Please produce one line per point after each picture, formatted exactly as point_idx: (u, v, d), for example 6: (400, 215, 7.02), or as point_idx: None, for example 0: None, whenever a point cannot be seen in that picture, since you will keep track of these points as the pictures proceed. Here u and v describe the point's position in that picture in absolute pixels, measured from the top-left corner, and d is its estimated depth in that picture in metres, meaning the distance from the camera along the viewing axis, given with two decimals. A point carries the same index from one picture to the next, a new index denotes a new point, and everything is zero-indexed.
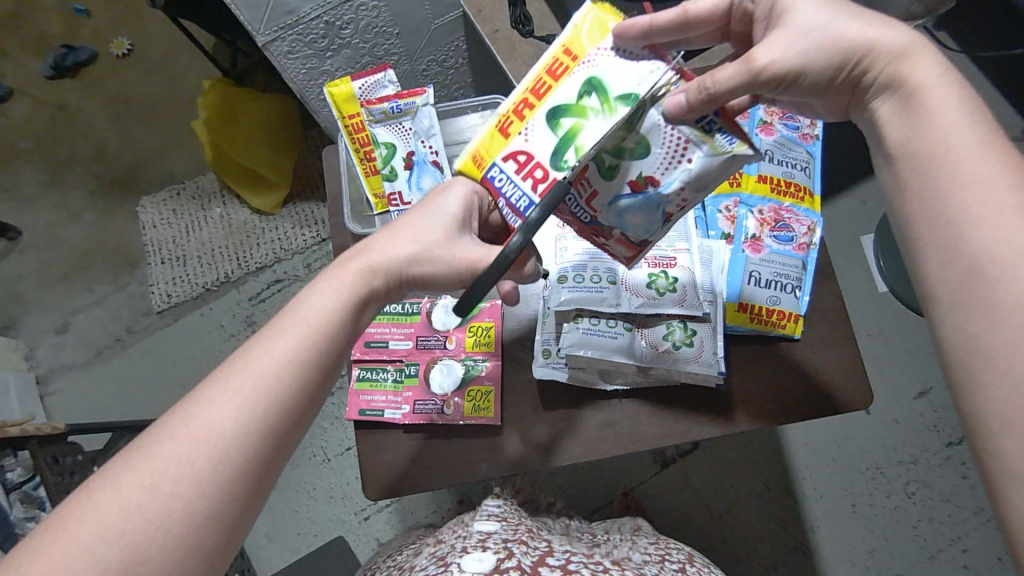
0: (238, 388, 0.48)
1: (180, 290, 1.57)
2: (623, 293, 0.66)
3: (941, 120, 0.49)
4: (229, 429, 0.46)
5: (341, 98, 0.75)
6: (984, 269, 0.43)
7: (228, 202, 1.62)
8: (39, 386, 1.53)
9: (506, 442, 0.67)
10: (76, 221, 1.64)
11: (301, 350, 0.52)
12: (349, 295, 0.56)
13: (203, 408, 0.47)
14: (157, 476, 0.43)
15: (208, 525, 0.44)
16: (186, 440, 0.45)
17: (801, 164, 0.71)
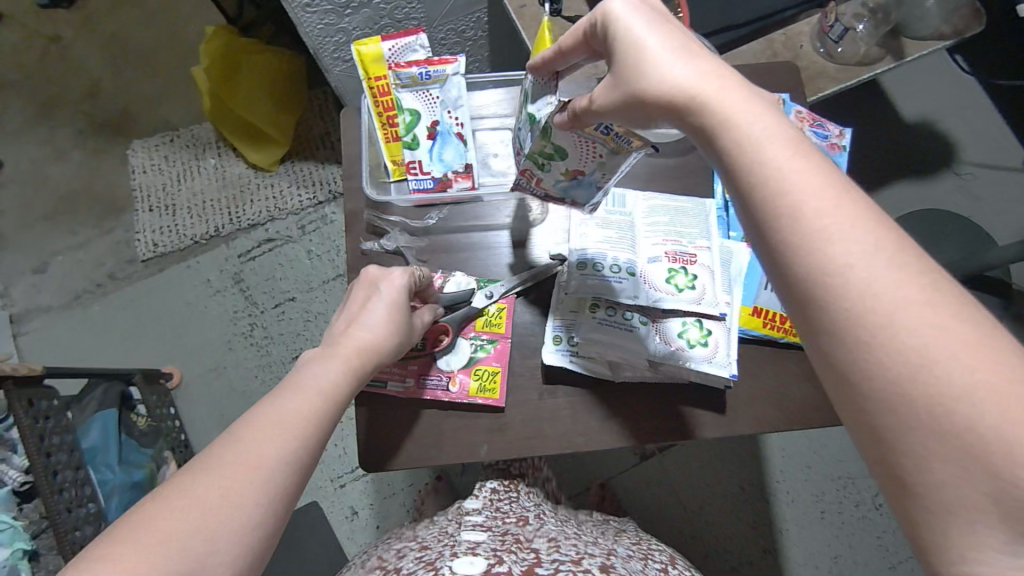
0: (277, 421, 0.48)
1: (167, 239, 1.53)
2: (642, 285, 0.64)
3: (788, 167, 0.42)
4: (275, 459, 0.46)
5: (369, 59, 0.72)
6: (863, 328, 0.38)
7: (223, 154, 1.57)
8: (13, 326, 1.48)
9: (508, 425, 0.66)
10: (63, 159, 1.58)
11: (320, 396, 0.52)
12: (349, 361, 0.55)
13: (243, 441, 0.47)
14: (214, 495, 0.43)
15: (260, 540, 0.44)
16: (237, 466, 0.45)
17: None
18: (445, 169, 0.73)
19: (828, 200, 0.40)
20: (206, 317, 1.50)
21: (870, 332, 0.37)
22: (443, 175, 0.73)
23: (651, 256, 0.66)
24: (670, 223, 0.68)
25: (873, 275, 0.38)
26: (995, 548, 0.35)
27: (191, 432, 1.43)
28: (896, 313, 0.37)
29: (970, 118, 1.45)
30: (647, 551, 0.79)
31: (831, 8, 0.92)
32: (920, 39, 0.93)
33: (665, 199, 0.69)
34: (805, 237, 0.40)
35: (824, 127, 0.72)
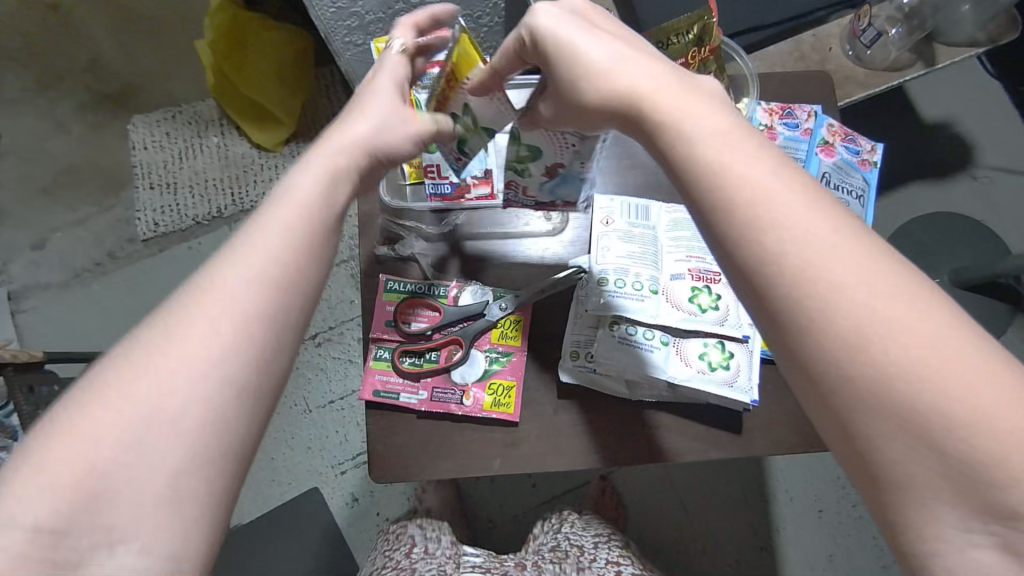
0: (234, 250, 0.45)
1: (169, 219, 1.50)
2: (663, 305, 0.63)
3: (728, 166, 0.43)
4: (233, 288, 0.44)
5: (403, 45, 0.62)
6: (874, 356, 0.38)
7: (226, 132, 1.53)
8: (11, 303, 1.46)
9: (522, 439, 0.65)
10: (61, 133, 1.53)
11: (292, 207, 0.48)
12: (337, 167, 0.51)
13: (199, 280, 0.44)
14: (170, 342, 0.42)
15: (227, 366, 0.42)
16: (192, 305, 0.43)
17: (857, 192, 0.68)
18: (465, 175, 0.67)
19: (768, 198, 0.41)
20: None
21: (819, 326, 0.39)
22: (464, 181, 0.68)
23: (673, 273, 0.65)
24: (695, 238, 0.66)
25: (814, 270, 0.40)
26: (951, 524, 0.37)
27: None
28: (835, 305, 0.39)
29: (991, 121, 1.42)
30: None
31: (865, 10, 0.89)
32: (953, 45, 0.90)
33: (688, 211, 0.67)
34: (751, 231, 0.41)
35: (857, 142, 0.69)
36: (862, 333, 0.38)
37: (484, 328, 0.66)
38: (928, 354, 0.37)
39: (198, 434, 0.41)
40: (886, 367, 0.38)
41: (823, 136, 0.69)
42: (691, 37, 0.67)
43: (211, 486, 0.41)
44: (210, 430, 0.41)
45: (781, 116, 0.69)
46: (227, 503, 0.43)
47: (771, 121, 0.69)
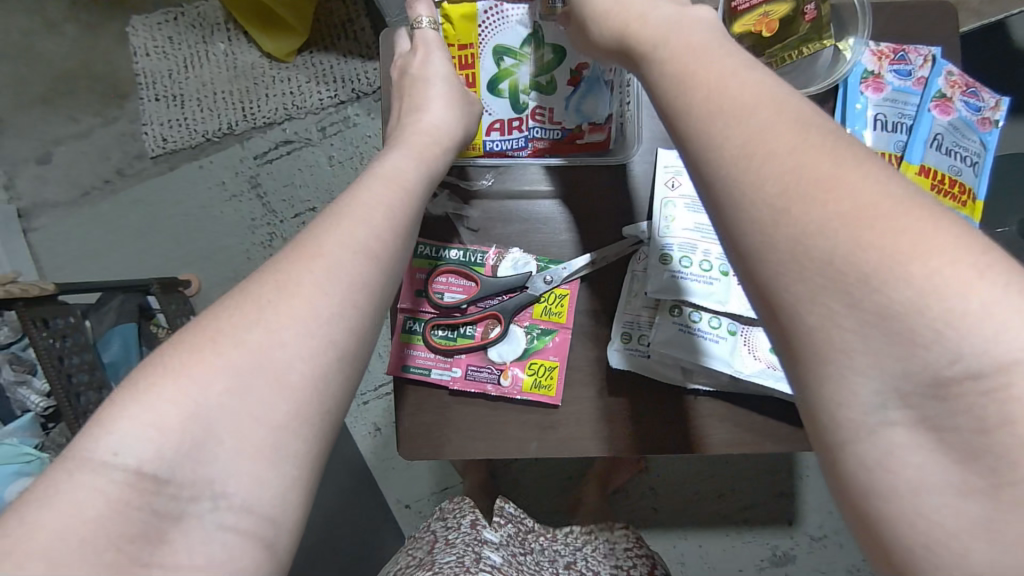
0: (340, 209, 0.41)
1: (176, 134, 1.40)
2: (735, 288, 0.56)
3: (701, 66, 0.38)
4: (344, 246, 0.39)
5: (459, 20, 0.57)
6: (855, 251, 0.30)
7: (234, 39, 1.39)
8: (20, 221, 1.41)
9: (562, 423, 0.59)
10: (55, 34, 1.41)
11: (388, 181, 0.45)
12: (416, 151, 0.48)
13: (303, 236, 0.40)
14: (282, 291, 0.37)
15: (337, 327, 0.37)
16: (300, 258, 0.38)
17: (971, 157, 0.57)
18: (581, 121, 0.59)
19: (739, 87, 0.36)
20: (220, 222, 1.41)
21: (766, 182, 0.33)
22: (576, 128, 0.59)
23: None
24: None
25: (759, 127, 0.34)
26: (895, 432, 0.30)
27: None
28: (775, 156, 0.33)
29: None
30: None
31: None
32: None
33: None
34: (707, 110, 0.36)
35: (978, 96, 0.58)
36: (791, 177, 0.32)
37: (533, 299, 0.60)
38: (866, 204, 0.31)
39: (304, 392, 0.35)
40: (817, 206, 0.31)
41: (939, 88, 0.58)
42: None
43: (308, 448, 0.35)
44: (316, 390, 0.36)
45: (892, 60, 0.58)
46: (318, 472, 0.37)
47: (879, 68, 0.58)
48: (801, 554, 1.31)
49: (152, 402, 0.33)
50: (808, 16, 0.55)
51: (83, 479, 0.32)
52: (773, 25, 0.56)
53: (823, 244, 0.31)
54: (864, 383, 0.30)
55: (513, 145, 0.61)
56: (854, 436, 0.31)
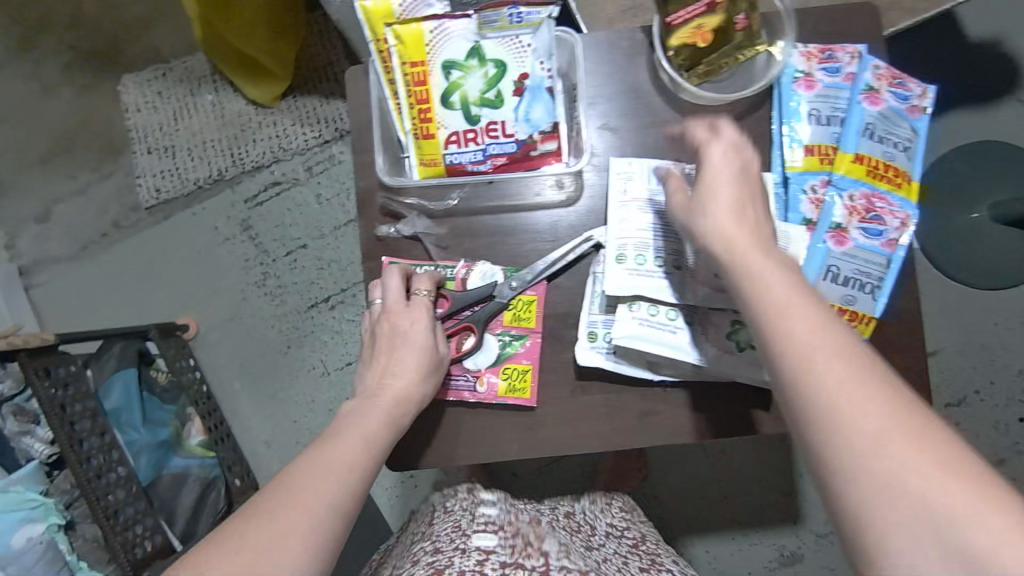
0: (329, 458, 0.48)
1: (169, 184, 1.45)
2: (689, 282, 0.59)
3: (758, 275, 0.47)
4: (328, 500, 0.46)
5: (409, 39, 0.59)
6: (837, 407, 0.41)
7: (220, 89, 1.46)
8: (23, 278, 1.45)
9: (540, 423, 0.63)
10: (51, 97, 1.47)
11: (365, 433, 0.51)
12: (383, 408, 0.54)
13: (297, 479, 0.46)
14: (297, 486, 0.46)
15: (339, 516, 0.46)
16: (293, 505, 0.44)
17: (904, 143, 0.61)
18: (532, 130, 0.61)
19: (791, 303, 0.45)
20: (216, 266, 1.45)
21: (799, 388, 0.42)
22: (529, 137, 0.61)
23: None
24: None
25: (812, 343, 0.43)
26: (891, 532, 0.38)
27: (214, 382, 1.43)
28: (799, 331, 0.44)
29: None
30: (655, 558, 0.80)
31: None
32: None
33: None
34: (763, 315, 0.45)
35: (906, 86, 0.61)
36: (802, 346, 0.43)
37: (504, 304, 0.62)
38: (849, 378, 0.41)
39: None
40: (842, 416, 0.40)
41: (869, 80, 0.61)
42: None
43: None
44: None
45: (820, 60, 0.62)
46: None
47: (809, 67, 0.61)
48: (809, 553, 1.30)
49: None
50: (740, 25, 0.59)
51: None
52: (707, 36, 0.59)
53: (844, 446, 0.40)
54: (881, 542, 0.38)
55: (471, 157, 0.62)
56: (863, 561, 0.39)
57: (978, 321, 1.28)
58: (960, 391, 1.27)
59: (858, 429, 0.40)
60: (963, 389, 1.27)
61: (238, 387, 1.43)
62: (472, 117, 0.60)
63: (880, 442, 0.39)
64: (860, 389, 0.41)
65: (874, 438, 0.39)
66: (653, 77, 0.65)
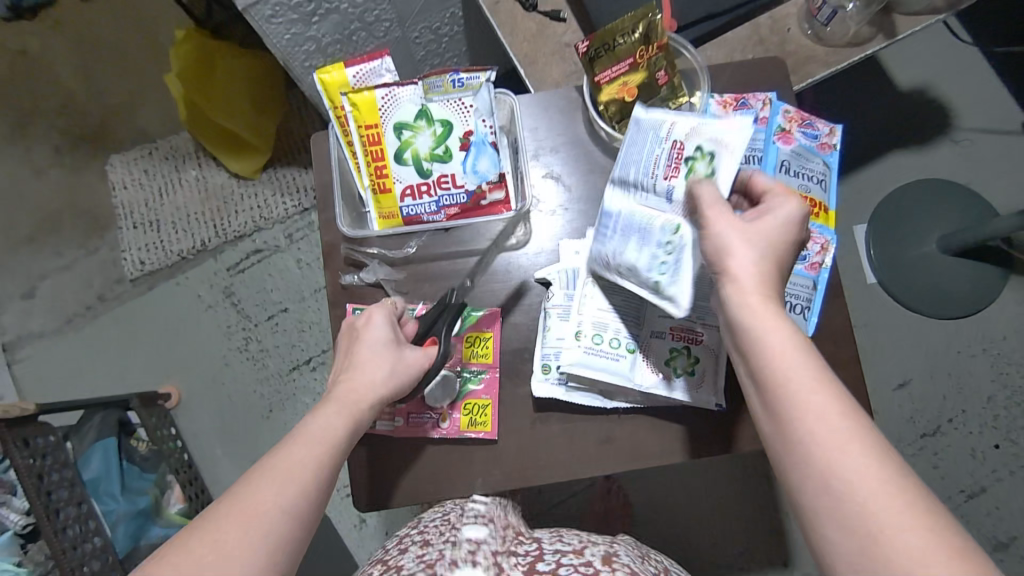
0: (274, 467, 0.47)
1: (154, 257, 1.50)
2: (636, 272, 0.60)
3: (781, 346, 0.46)
4: (275, 508, 0.45)
5: (362, 105, 0.66)
6: (855, 512, 0.40)
7: (204, 165, 1.52)
8: (6, 354, 1.47)
9: (502, 456, 0.65)
10: (42, 178, 1.54)
11: (313, 436, 0.51)
12: (345, 404, 0.54)
13: (239, 493, 0.45)
14: (236, 502, 0.45)
15: (280, 523, 0.45)
16: (236, 523, 0.44)
17: (818, 177, 0.67)
18: (480, 181, 0.67)
19: (816, 386, 0.44)
20: (198, 334, 1.48)
21: (821, 484, 0.42)
22: (478, 187, 0.67)
23: (666, 190, 0.59)
24: (647, 140, 0.60)
25: (833, 435, 0.42)
26: None
27: (195, 449, 1.43)
28: (821, 421, 0.43)
29: (970, 83, 1.34)
30: None
31: None
32: (913, 14, 0.83)
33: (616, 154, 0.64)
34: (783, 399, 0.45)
35: (815, 126, 0.68)
36: (822, 440, 0.42)
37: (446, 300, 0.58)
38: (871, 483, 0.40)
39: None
40: (875, 517, 0.39)
41: (781, 122, 0.68)
42: (638, 36, 0.64)
43: None
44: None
45: (736, 107, 0.68)
46: None
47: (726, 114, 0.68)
48: None
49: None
50: (661, 80, 0.66)
51: None
52: (633, 92, 0.66)
53: (877, 559, 0.38)
54: None
55: (426, 208, 0.68)
56: None
57: (942, 349, 1.32)
58: (932, 419, 1.29)
59: (889, 528, 0.38)
60: (935, 417, 1.29)
61: (219, 453, 1.43)
62: (422, 171, 0.67)
63: (920, 556, 0.37)
64: (885, 489, 0.40)
65: (914, 553, 0.37)
66: (590, 130, 0.71)
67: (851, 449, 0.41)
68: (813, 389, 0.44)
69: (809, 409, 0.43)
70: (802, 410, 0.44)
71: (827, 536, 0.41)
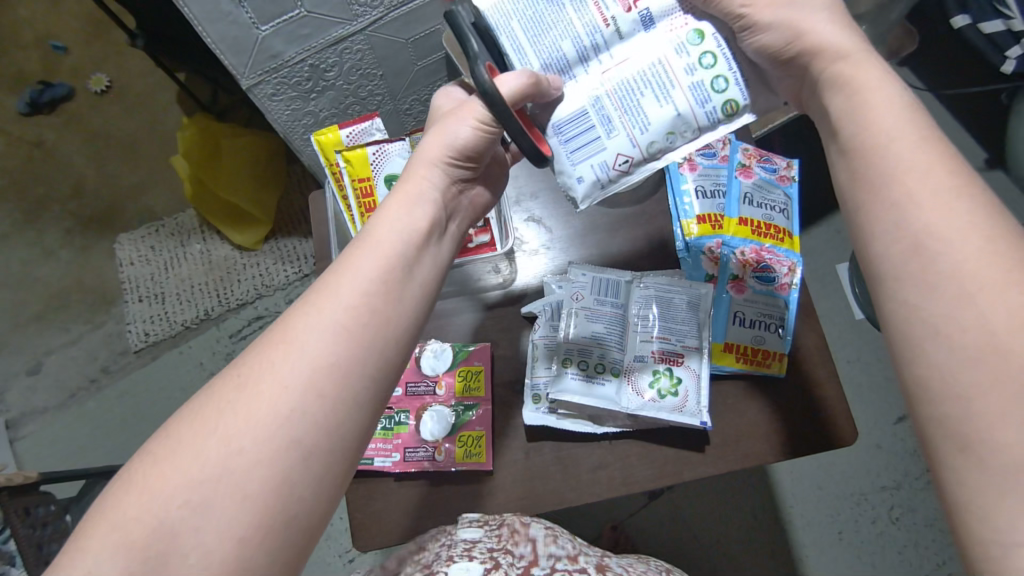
0: (316, 293, 0.44)
1: (158, 327, 1.54)
2: (672, 138, 0.54)
3: (881, 102, 0.46)
4: (306, 336, 0.43)
5: (355, 161, 0.72)
6: (939, 285, 0.39)
7: (208, 238, 1.59)
8: (9, 430, 1.49)
9: (497, 487, 0.66)
10: (52, 259, 1.60)
11: (368, 247, 0.48)
12: (400, 205, 0.52)
13: (275, 327, 0.44)
14: (268, 345, 0.43)
15: (304, 364, 0.42)
16: (268, 357, 0.42)
17: (779, 207, 0.72)
18: None
19: (920, 142, 0.43)
20: None
21: (912, 246, 0.41)
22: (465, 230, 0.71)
23: (637, 20, 0.53)
24: (556, 1, 0.53)
25: (932, 196, 0.41)
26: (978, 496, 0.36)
27: None
28: (926, 179, 0.41)
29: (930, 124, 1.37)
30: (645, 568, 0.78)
31: None
32: None
33: (510, 53, 0.53)
34: (885, 158, 0.43)
35: (772, 161, 0.74)
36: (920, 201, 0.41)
37: (516, 95, 0.50)
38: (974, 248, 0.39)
39: (268, 487, 0.39)
40: (972, 281, 0.38)
41: (741, 159, 0.74)
42: None
43: (276, 476, 0.39)
44: (283, 481, 0.39)
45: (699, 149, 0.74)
46: (302, 488, 0.40)
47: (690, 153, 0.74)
48: None
49: (141, 485, 0.39)
50: None
51: (104, 525, 0.38)
52: None
53: (967, 324, 0.37)
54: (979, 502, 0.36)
55: None
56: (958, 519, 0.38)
57: None
58: None
59: (982, 303, 0.37)
60: None
61: None
62: None
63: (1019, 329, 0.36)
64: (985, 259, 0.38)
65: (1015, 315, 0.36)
66: None
67: (958, 211, 0.40)
68: (919, 151, 0.43)
69: (912, 173, 0.42)
70: (906, 176, 0.42)
71: (905, 299, 0.40)
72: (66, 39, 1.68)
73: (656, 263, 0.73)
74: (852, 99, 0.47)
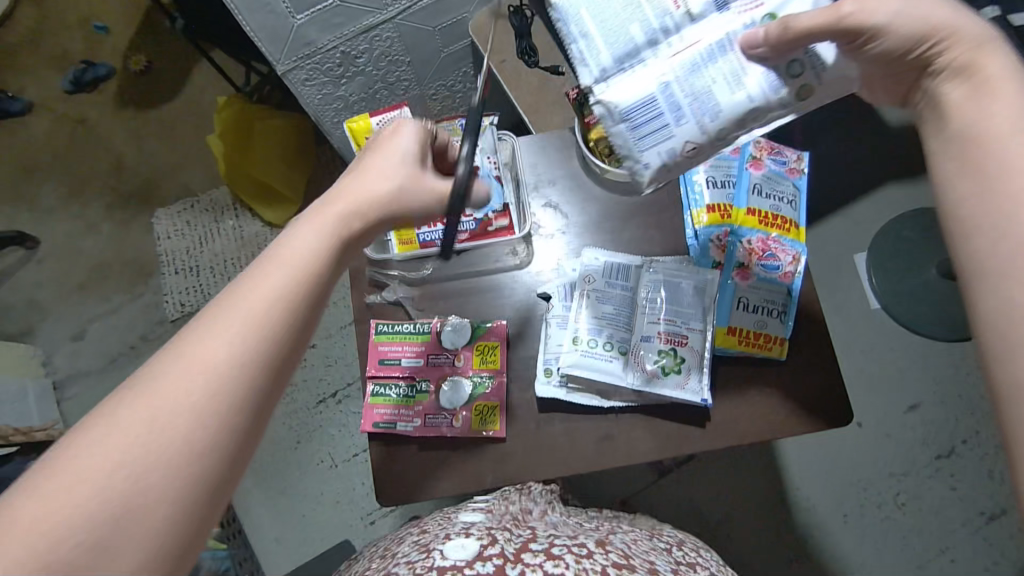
0: (237, 318, 0.43)
1: (193, 299, 1.62)
2: (735, 127, 0.57)
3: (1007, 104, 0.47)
4: (228, 367, 0.42)
5: None
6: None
7: (240, 215, 1.65)
8: (56, 391, 1.58)
9: (510, 455, 0.72)
10: (94, 233, 1.69)
11: (295, 278, 0.47)
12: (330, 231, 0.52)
13: (184, 351, 0.42)
14: (176, 369, 0.41)
15: (227, 395, 0.41)
16: (179, 387, 0.40)
17: (788, 198, 0.75)
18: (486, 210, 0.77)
19: None
20: None
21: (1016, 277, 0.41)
22: (485, 216, 0.77)
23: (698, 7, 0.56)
24: None
25: None
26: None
27: None
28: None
29: None
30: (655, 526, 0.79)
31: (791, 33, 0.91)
32: None
33: (579, 40, 0.58)
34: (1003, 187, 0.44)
35: (783, 154, 0.77)
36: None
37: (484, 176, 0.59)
38: None
39: (171, 526, 0.38)
40: None
41: (752, 151, 0.76)
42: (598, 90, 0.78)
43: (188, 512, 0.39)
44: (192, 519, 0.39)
45: None
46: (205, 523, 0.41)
47: None
48: None
49: (15, 525, 0.35)
50: None
51: None
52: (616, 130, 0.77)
53: None
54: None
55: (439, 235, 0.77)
56: None
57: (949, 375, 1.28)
58: (946, 440, 1.26)
59: None
60: (949, 438, 1.25)
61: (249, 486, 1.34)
62: None
63: None
64: None
65: None
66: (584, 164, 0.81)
67: None
68: None
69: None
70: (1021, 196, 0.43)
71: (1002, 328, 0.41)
72: (107, 19, 1.74)
73: (666, 250, 0.77)
74: (980, 88, 0.49)
